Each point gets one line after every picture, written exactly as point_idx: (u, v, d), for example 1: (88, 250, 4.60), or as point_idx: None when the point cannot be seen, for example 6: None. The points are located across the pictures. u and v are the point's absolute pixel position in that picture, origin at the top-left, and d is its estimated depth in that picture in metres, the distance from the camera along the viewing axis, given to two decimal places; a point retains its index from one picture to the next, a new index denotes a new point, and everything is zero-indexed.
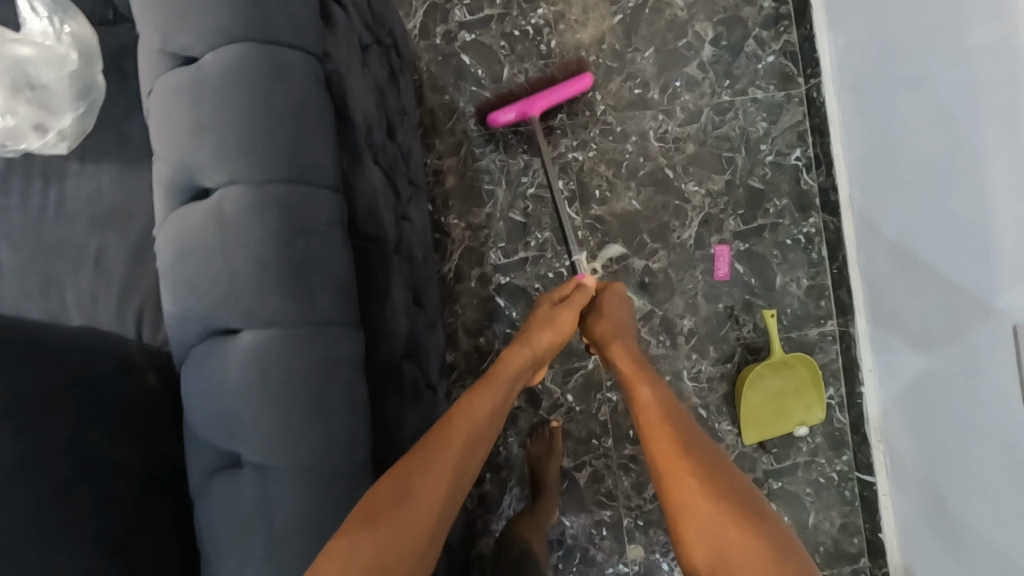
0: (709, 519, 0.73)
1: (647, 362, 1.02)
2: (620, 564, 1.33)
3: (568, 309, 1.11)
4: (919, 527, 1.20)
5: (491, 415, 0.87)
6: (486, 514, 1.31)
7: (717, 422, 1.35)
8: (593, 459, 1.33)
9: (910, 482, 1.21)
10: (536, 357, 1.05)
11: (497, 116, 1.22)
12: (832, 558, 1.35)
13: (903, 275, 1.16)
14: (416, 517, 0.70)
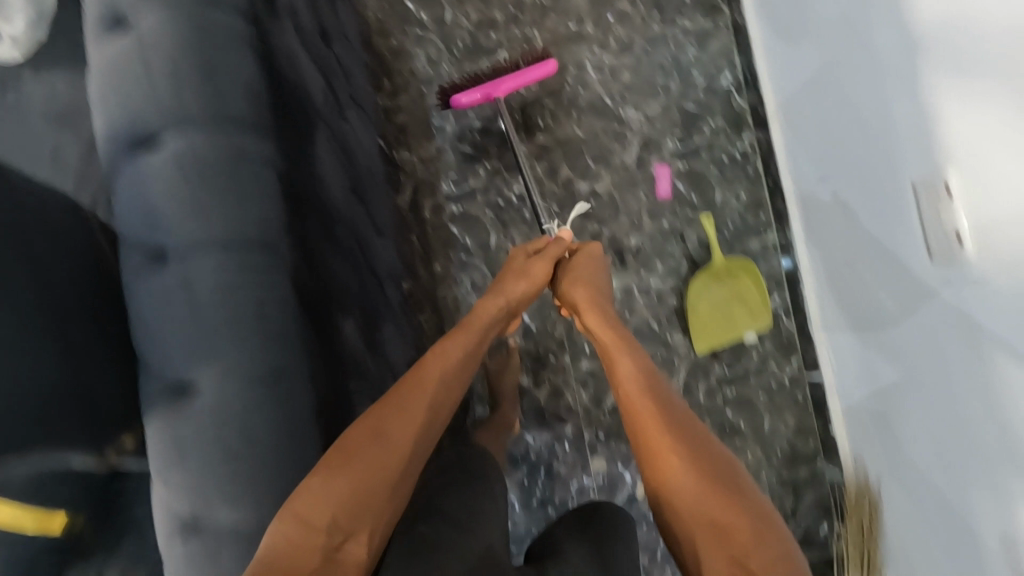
0: (687, 481, 0.79)
1: (626, 332, 1.00)
2: (583, 477, 1.37)
3: (541, 261, 1.09)
4: (862, 416, 1.24)
5: (460, 366, 0.91)
6: None
7: (669, 334, 1.40)
8: (552, 376, 1.38)
9: (849, 366, 1.26)
10: (510, 309, 1.05)
11: (459, 97, 1.23)
12: (790, 461, 1.39)
13: (847, 214, 1.16)
14: (387, 455, 0.77)
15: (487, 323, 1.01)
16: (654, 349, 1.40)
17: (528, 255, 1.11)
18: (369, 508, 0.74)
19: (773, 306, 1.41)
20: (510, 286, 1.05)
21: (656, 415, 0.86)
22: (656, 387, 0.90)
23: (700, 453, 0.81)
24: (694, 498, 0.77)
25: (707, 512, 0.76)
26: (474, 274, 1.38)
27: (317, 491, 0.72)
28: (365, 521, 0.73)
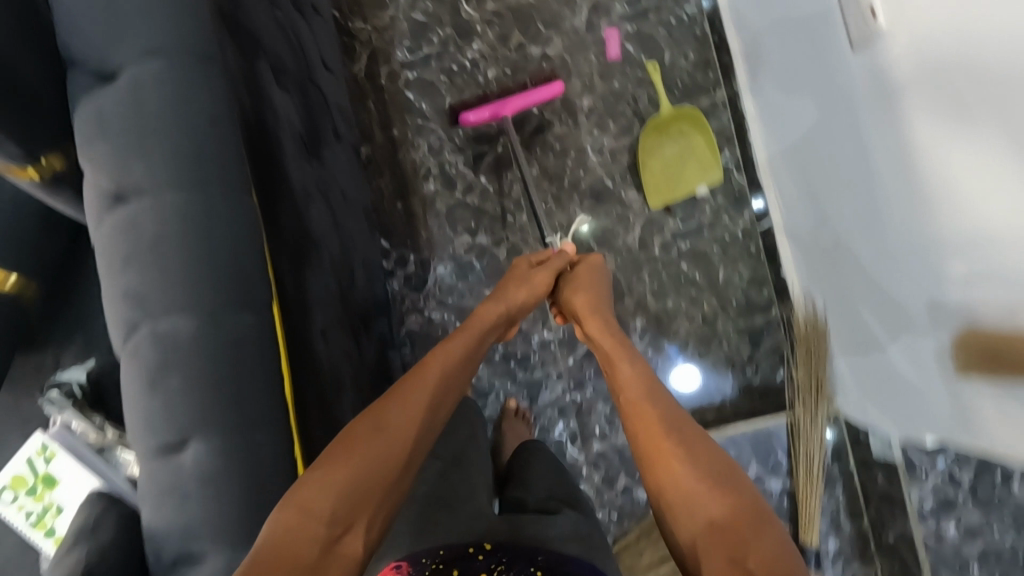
0: (689, 486, 0.76)
1: (625, 339, 1.03)
2: (544, 332, 1.41)
3: (541, 270, 1.13)
4: (813, 254, 1.28)
5: (463, 355, 0.92)
6: (414, 294, 1.40)
7: (623, 191, 1.43)
8: (510, 235, 1.42)
9: (797, 205, 1.30)
10: (511, 313, 1.07)
11: (468, 116, 1.35)
12: (745, 311, 1.43)
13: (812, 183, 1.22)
14: (392, 446, 0.74)
15: (490, 324, 1.02)
16: (609, 206, 1.43)
17: (530, 264, 1.16)
18: (370, 495, 0.70)
19: (724, 161, 1.44)
20: (510, 292, 1.08)
21: (664, 417, 0.85)
22: (659, 394, 0.89)
23: (702, 455, 0.79)
24: (699, 495, 0.75)
25: (710, 504, 0.74)
26: (431, 138, 1.42)
27: (317, 480, 0.69)
28: (363, 512, 0.69)
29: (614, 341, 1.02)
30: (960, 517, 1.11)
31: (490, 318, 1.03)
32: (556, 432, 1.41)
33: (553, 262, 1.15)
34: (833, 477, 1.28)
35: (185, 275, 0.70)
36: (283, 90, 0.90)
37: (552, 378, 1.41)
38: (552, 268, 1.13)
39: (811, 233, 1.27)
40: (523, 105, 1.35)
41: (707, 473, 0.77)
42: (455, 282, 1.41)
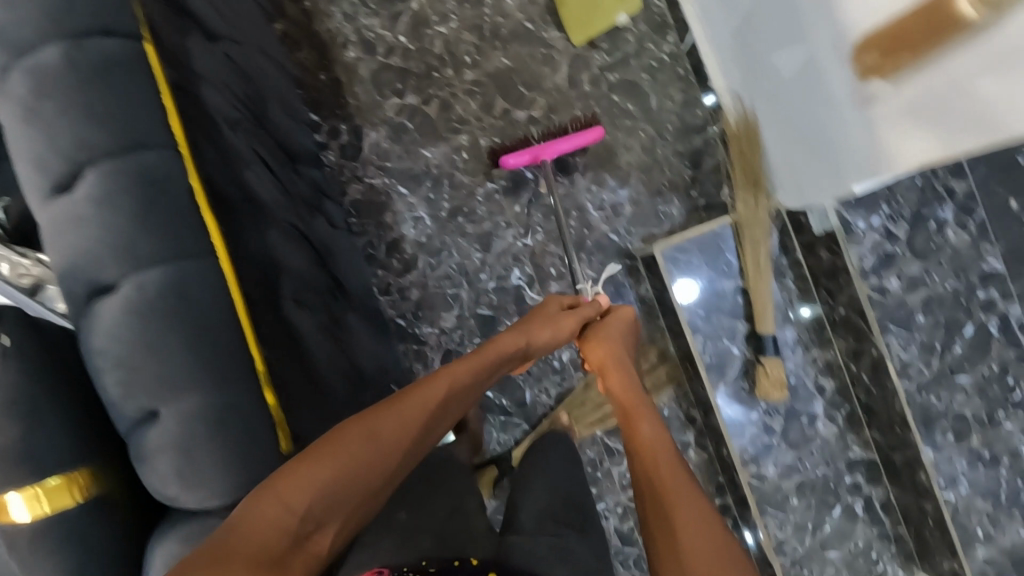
0: (695, 526, 0.76)
1: (645, 399, 1.00)
2: (487, 183, 1.42)
3: (570, 314, 1.11)
4: (740, 56, 1.26)
5: (469, 386, 0.93)
6: (352, 163, 1.40)
7: (545, 33, 1.43)
8: (439, 92, 1.41)
9: (716, 13, 1.30)
10: (528, 349, 1.05)
11: (507, 158, 1.30)
12: (682, 134, 1.44)
13: (747, 39, 1.22)
14: (373, 459, 0.77)
15: (505, 355, 1.01)
16: (533, 49, 1.43)
17: (562, 306, 1.13)
18: (343, 503, 0.73)
19: None
20: (536, 328, 1.06)
21: (666, 468, 0.84)
22: (669, 451, 0.87)
23: (701, 513, 0.77)
24: (691, 536, 0.75)
25: (701, 545, 0.74)
26: (344, 5, 1.40)
27: (307, 472, 0.72)
28: (336, 516, 0.73)
29: (634, 397, 1.00)
30: (901, 269, 1.15)
31: (507, 348, 1.01)
32: (514, 280, 1.42)
33: (584, 309, 1.13)
34: (784, 272, 1.30)
35: (74, 29, 0.79)
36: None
37: (502, 227, 1.42)
38: (581, 314, 1.11)
39: (749, 84, 1.26)
40: (563, 149, 1.32)
41: (702, 526, 0.76)
42: (391, 146, 1.41)
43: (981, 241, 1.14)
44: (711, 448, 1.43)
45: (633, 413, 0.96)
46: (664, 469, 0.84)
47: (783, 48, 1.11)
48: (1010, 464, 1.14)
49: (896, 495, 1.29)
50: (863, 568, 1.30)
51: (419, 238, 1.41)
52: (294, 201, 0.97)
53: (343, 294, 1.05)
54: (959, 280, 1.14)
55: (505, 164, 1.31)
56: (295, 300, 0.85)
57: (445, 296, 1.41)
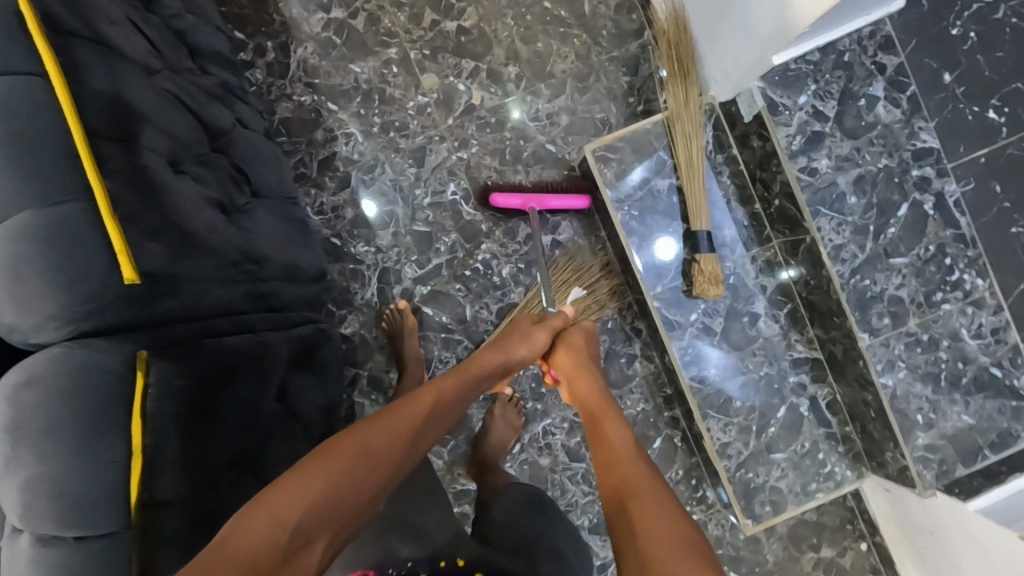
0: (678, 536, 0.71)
1: (612, 402, 1.01)
2: (418, 97, 1.39)
3: (545, 325, 1.14)
4: None
5: (454, 400, 0.92)
6: (280, 81, 1.37)
7: None
8: (365, 5, 1.38)
9: None
10: (510, 365, 1.06)
11: (499, 198, 1.30)
12: (617, 39, 1.40)
13: None
14: (369, 471, 0.74)
15: (488, 372, 1.02)
16: None
17: (532, 321, 1.16)
18: (333, 518, 0.69)
19: None
20: (513, 346, 1.07)
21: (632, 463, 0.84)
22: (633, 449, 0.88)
23: (665, 502, 0.76)
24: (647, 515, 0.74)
25: (665, 523, 0.73)
26: None
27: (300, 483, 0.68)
28: (325, 532, 0.68)
29: (602, 400, 1.01)
30: (832, 148, 1.10)
31: (490, 365, 1.02)
32: (450, 195, 1.39)
33: (552, 321, 1.16)
34: (720, 170, 1.27)
35: None
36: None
37: (435, 140, 1.39)
38: (550, 326, 1.13)
39: None
40: (554, 204, 1.32)
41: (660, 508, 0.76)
42: (319, 63, 1.38)
43: (913, 117, 1.10)
44: (657, 359, 1.41)
45: (599, 417, 0.97)
46: (629, 465, 0.84)
47: None
48: (949, 346, 1.11)
49: (841, 393, 1.26)
50: (809, 469, 1.27)
51: (351, 155, 1.38)
52: (187, 84, 0.94)
53: (247, 185, 1.03)
54: (892, 158, 1.10)
55: (495, 203, 1.31)
56: (150, 143, 0.73)
57: (380, 214, 1.38)
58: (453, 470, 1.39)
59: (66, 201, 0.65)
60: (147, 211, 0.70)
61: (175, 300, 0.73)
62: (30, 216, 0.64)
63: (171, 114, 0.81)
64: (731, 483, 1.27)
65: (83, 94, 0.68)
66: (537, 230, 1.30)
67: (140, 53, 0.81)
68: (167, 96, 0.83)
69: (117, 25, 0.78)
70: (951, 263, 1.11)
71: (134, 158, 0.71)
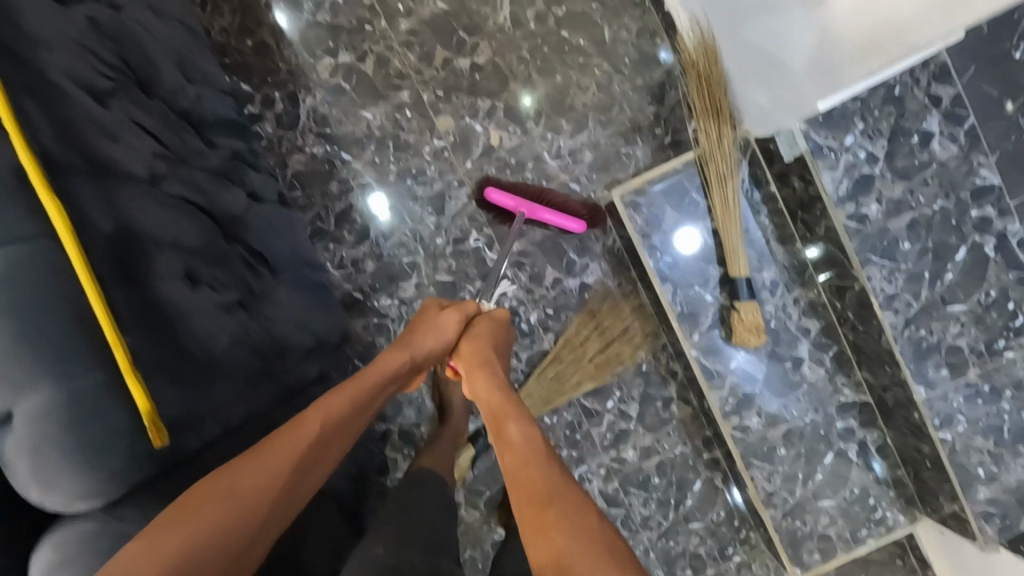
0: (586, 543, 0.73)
1: (514, 397, 0.97)
2: (434, 140, 1.32)
3: (449, 313, 1.06)
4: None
5: (346, 418, 0.86)
6: (290, 133, 1.32)
7: None
8: (373, 46, 1.31)
9: None
10: (415, 363, 0.99)
11: (492, 193, 1.24)
12: (641, 66, 1.31)
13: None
14: (243, 509, 0.71)
15: (390, 378, 0.95)
16: None
17: (440, 307, 1.08)
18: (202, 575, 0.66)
19: None
20: (417, 341, 1.00)
21: (544, 481, 0.82)
22: (541, 459, 0.85)
23: (586, 520, 0.76)
24: (568, 540, 0.73)
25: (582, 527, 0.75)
26: None
27: (163, 540, 0.65)
28: None
29: (502, 398, 0.96)
30: (882, 192, 1.02)
31: (389, 369, 0.95)
32: (472, 242, 1.34)
33: (464, 308, 1.08)
34: (756, 208, 1.20)
35: None
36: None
37: (454, 186, 1.33)
38: (459, 313, 1.06)
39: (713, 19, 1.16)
40: (546, 215, 1.24)
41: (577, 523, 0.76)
42: (329, 111, 1.32)
43: (972, 151, 1.01)
44: (695, 402, 1.36)
45: (500, 415, 0.94)
46: (538, 480, 0.82)
47: None
48: (1012, 397, 1.04)
49: (892, 438, 1.20)
50: (859, 515, 1.23)
51: (368, 206, 1.33)
52: (194, 173, 0.89)
53: (267, 267, 1.00)
54: (948, 198, 1.02)
55: (488, 197, 1.25)
56: (163, 271, 0.76)
57: (401, 265, 1.34)
58: (488, 521, 1.37)
59: (85, 374, 0.67)
60: (162, 352, 0.75)
61: (198, 433, 0.78)
62: (49, 389, 0.65)
63: (181, 226, 0.79)
64: (777, 532, 1.23)
65: (95, 248, 0.71)
66: (515, 235, 1.20)
67: (145, 164, 0.78)
68: (181, 206, 0.81)
69: (121, 140, 0.76)
70: (1016, 307, 1.03)
71: (149, 295, 0.74)
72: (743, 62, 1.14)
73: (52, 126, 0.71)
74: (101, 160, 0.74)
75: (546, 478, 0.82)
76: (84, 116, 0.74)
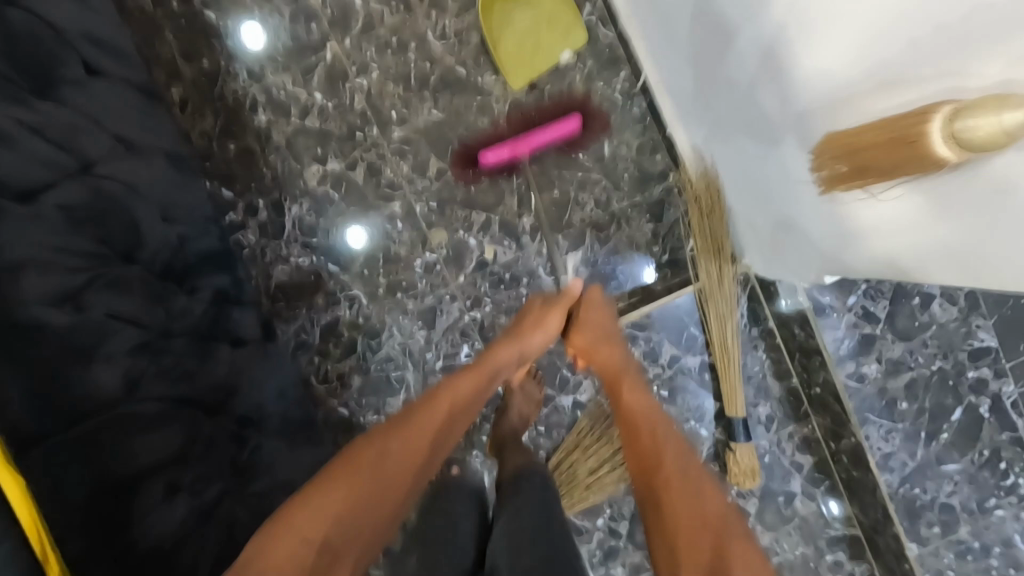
0: (695, 510, 0.82)
1: (635, 369, 1.05)
2: (426, 254, 1.28)
3: (554, 309, 1.10)
4: (705, 138, 1.16)
5: (468, 405, 0.97)
6: (274, 242, 1.26)
7: (479, 77, 1.25)
8: (364, 154, 1.25)
9: (681, 85, 1.17)
10: (523, 355, 1.07)
11: (485, 156, 1.20)
12: (640, 183, 1.28)
13: (712, 131, 1.13)
14: (399, 467, 0.84)
15: (500, 367, 1.04)
16: (468, 99, 1.26)
17: (543, 303, 1.12)
18: (353, 535, 0.77)
19: (585, 18, 1.26)
20: (527, 338, 1.06)
21: (655, 450, 0.91)
22: (660, 424, 0.95)
23: (705, 494, 0.83)
24: (684, 514, 0.82)
25: (694, 500, 0.83)
26: (249, 61, 1.23)
27: (326, 495, 0.77)
28: (351, 546, 0.77)
29: (623, 367, 1.05)
30: (881, 351, 1.05)
31: (505, 358, 1.04)
32: (464, 358, 1.29)
33: (563, 300, 1.10)
34: (757, 345, 1.18)
35: None
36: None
37: (446, 300, 1.28)
38: (562, 307, 1.09)
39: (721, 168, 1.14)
40: (544, 139, 1.21)
41: (691, 491, 0.84)
42: (316, 221, 1.26)
43: (971, 313, 0.99)
44: None
45: (616, 381, 1.03)
46: (651, 449, 0.91)
47: (757, 151, 1.02)
48: (1002, 554, 1.03)
49: None
50: None
51: (356, 319, 1.28)
52: (173, 344, 0.88)
53: (252, 429, 0.96)
54: (946, 359, 1.01)
55: (482, 158, 1.21)
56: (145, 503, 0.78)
57: (389, 380, 1.29)
58: None
59: None
60: None
61: None
62: None
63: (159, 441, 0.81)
64: None
65: (62, 511, 0.73)
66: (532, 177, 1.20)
67: (121, 373, 0.80)
68: (165, 416, 0.83)
69: (97, 356, 0.79)
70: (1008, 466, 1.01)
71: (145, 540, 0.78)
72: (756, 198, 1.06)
73: (26, 363, 0.74)
74: (75, 392, 0.77)
75: (663, 446, 0.91)
76: (59, 338, 0.77)
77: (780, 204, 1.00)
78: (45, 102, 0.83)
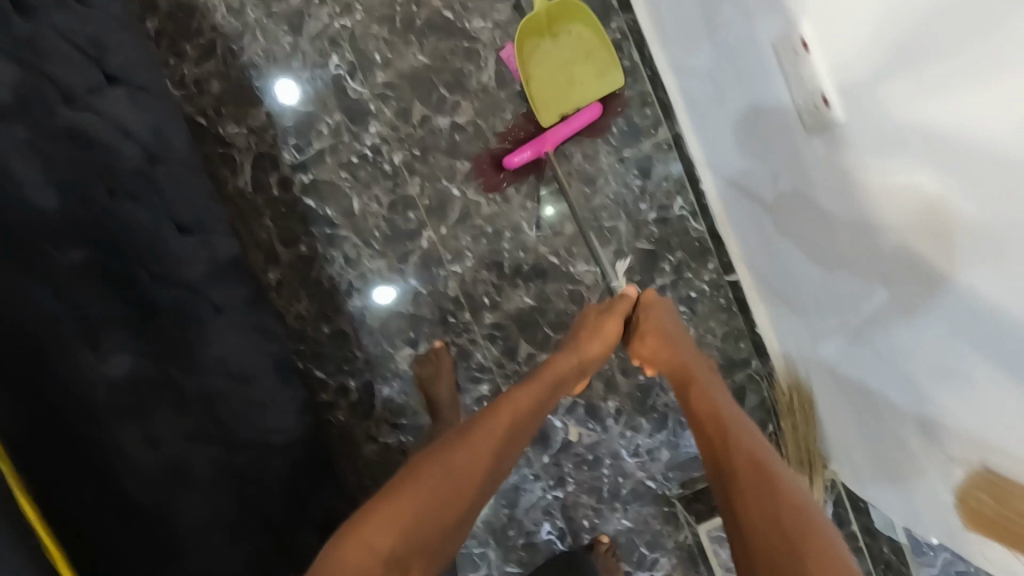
0: (768, 510, 0.83)
1: (704, 367, 1.08)
2: None
3: (612, 314, 1.10)
4: (802, 353, 1.16)
5: (533, 406, 0.97)
6: (363, 422, 1.27)
7: (572, 266, 1.27)
8: (456, 338, 1.27)
9: (775, 296, 1.19)
10: (582, 365, 1.06)
11: (511, 159, 1.19)
12: (726, 370, 1.29)
13: (806, 341, 1.13)
14: (464, 477, 0.83)
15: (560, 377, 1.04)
16: (560, 286, 1.27)
17: (599, 311, 1.13)
18: (420, 542, 0.76)
19: (677, 211, 1.28)
20: (584, 346, 1.06)
21: (739, 451, 0.92)
22: (737, 421, 0.97)
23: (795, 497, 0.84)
24: (758, 513, 0.83)
25: (771, 498, 0.84)
26: (345, 246, 1.24)
27: (394, 508, 0.76)
28: (420, 558, 0.76)
29: (691, 368, 1.06)
30: None
31: (562, 370, 1.04)
32: (545, 535, 1.31)
33: (619, 306, 1.11)
34: None
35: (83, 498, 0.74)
36: (111, 339, 0.77)
37: (529, 479, 1.30)
38: (618, 313, 1.09)
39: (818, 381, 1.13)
40: (564, 133, 1.20)
41: (763, 487, 0.86)
42: (405, 402, 1.27)
43: None
44: None
45: (688, 381, 1.05)
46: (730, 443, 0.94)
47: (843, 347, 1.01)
48: None
49: None
50: None
51: None
52: None
53: None
54: None
55: (507, 161, 1.20)
56: None
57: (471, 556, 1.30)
58: None
59: None
60: None
61: None
62: None
63: None
64: None
65: None
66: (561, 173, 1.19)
67: None
68: None
69: None
70: None
71: None
72: (775, 219, 1.07)
73: None
74: None
75: (743, 442, 0.93)
76: None
77: (858, 360, 0.98)
78: (194, 404, 0.81)
